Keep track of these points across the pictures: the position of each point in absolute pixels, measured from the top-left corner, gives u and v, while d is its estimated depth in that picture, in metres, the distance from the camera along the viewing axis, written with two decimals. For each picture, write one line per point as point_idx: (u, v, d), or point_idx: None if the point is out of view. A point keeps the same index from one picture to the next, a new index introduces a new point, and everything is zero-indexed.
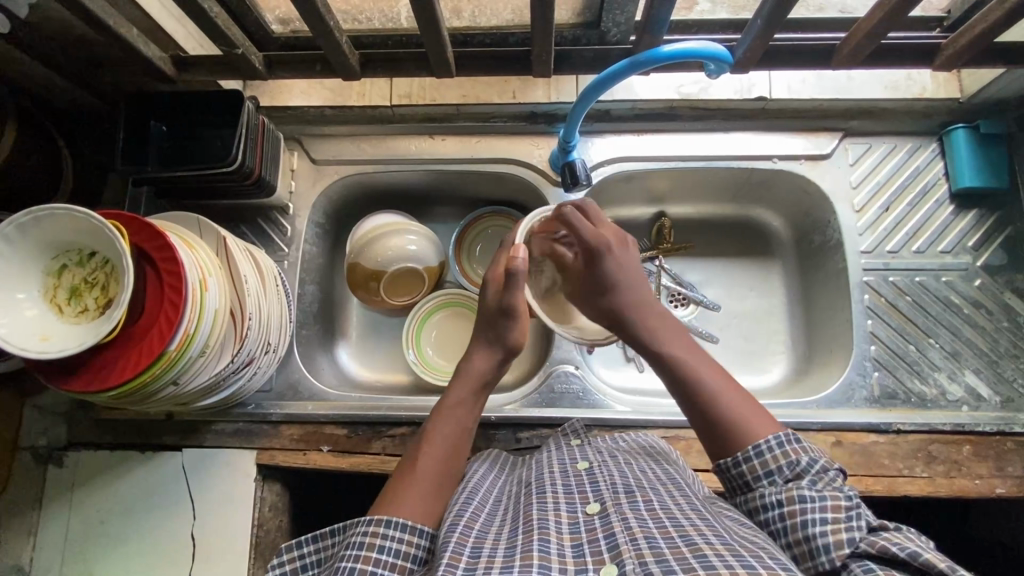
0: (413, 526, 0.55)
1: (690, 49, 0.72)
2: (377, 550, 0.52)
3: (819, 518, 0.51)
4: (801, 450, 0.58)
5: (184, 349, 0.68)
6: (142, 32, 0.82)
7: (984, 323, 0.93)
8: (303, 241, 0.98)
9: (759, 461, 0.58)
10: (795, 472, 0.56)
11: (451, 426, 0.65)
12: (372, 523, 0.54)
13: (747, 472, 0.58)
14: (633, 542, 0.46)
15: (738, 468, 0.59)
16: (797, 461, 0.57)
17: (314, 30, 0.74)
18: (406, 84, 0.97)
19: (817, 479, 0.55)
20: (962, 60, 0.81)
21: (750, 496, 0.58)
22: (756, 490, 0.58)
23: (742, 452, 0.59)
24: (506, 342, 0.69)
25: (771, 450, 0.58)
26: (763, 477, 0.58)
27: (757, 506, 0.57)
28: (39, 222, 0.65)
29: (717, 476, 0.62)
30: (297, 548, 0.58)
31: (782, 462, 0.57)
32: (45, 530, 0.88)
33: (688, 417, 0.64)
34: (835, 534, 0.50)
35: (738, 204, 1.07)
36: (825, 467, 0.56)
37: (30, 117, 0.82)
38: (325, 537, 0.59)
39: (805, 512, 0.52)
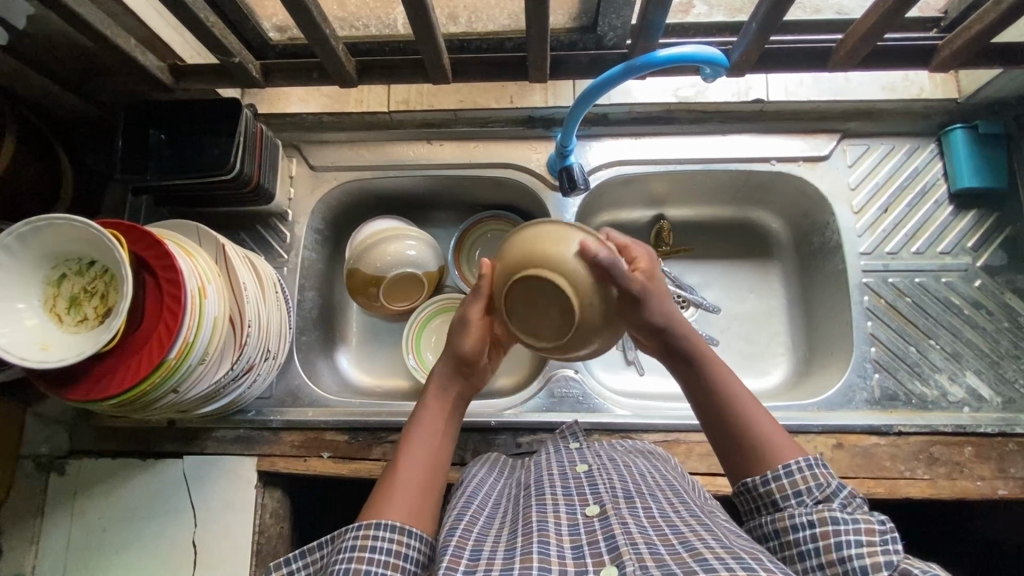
0: (403, 527, 0.54)
1: (686, 53, 0.72)
2: (369, 551, 0.52)
3: (854, 540, 0.50)
4: (830, 475, 0.57)
5: (184, 357, 0.68)
6: (141, 42, 0.83)
7: (984, 323, 0.92)
8: (302, 247, 0.98)
9: (788, 481, 0.57)
10: (824, 494, 0.56)
11: (430, 426, 0.64)
12: (362, 527, 0.53)
13: (775, 491, 0.58)
14: (633, 546, 0.46)
15: (766, 486, 0.58)
16: (828, 483, 0.56)
17: (311, 38, 0.75)
18: (404, 90, 0.97)
19: (846, 504, 0.55)
20: (958, 61, 0.81)
21: (778, 516, 0.57)
22: (784, 509, 0.56)
23: (772, 471, 0.59)
24: (457, 352, 0.65)
25: (800, 471, 0.57)
26: (791, 498, 0.57)
27: (785, 526, 0.56)
28: (39, 232, 0.66)
29: (738, 496, 0.61)
30: (286, 565, 0.58)
31: (811, 483, 0.57)
32: (48, 537, 0.88)
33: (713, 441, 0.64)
34: (871, 556, 0.49)
35: (737, 206, 1.06)
36: (853, 494, 0.56)
37: (31, 126, 0.83)
38: (314, 551, 0.59)
39: (840, 534, 0.51)
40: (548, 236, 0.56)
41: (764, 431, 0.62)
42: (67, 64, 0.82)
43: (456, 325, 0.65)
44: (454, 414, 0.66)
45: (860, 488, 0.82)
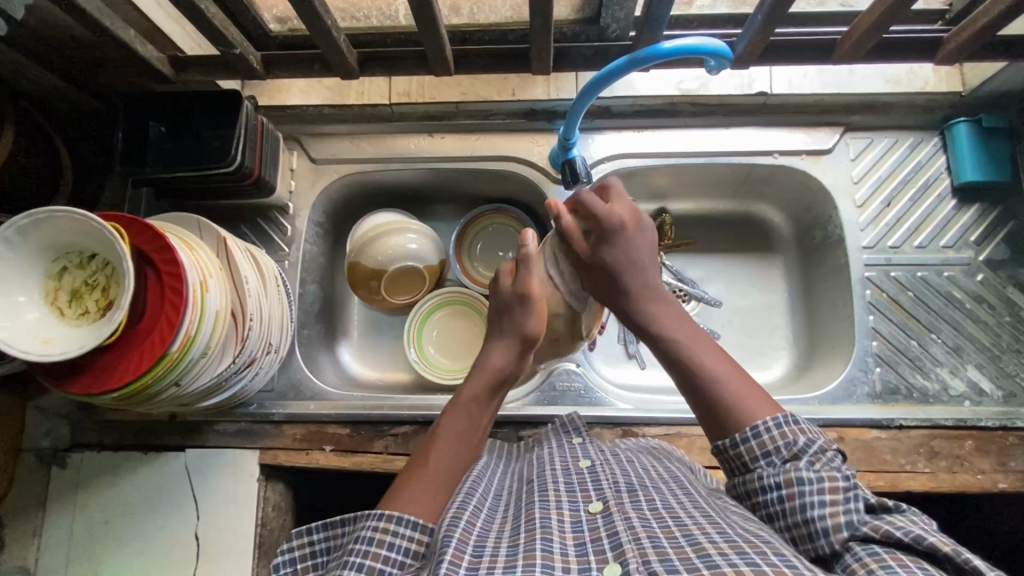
0: (424, 525, 0.54)
1: (691, 45, 0.71)
2: (386, 548, 0.52)
3: (817, 499, 0.51)
4: (799, 432, 0.57)
5: (185, 350, 0.68)
6: (140, 33, 0.82)
7: (986, 317, 0.92)
8: (303, 240, 0.98)
9: (756, 443, 0.57)
10: (793, 452, 0.56)
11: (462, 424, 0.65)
12: (383, 518, 0.54)
13: (745, 454, 0.58)
14: (636, 541, 0.46)
15: (737, 448, 0.58)
16: (795, 441, 0.56)
17: (312, 29, 0.74)
18: (405, 82, 0.97)
19: (814, 460, 0.55)
20: (963, 54, 0.80)
21: (749, 477, 0.57)
22: (754, 471, 0.57)
23: (740, 434, 0.58)
24: (521, 330, 0.69)
25: (769, 431, 0.57)
26: (760, 458, 0.57)
27: (755, 487, 0.57)
28: (37, 225, 0.65)
29: (719, 456, 0.61)
30: (307, 536, 0.59)
31: (779, 442, 0.56)
32: (50, 531, 0.88)
33: (698, 414, 0.63)
34: (833, 517, 0.50)
35: (739, 200, 1.06)
36: (823, 447, 0.55)
37: (29, 119, 0.82)
38: (335, 526, 0.59)
39: (804, 494, 0.52)
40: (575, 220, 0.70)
41: (735, 387, 0.61)
42: (63, 57, 0.81)
43: (516, 302, 0.69)
44: (491, 409, 0.68)
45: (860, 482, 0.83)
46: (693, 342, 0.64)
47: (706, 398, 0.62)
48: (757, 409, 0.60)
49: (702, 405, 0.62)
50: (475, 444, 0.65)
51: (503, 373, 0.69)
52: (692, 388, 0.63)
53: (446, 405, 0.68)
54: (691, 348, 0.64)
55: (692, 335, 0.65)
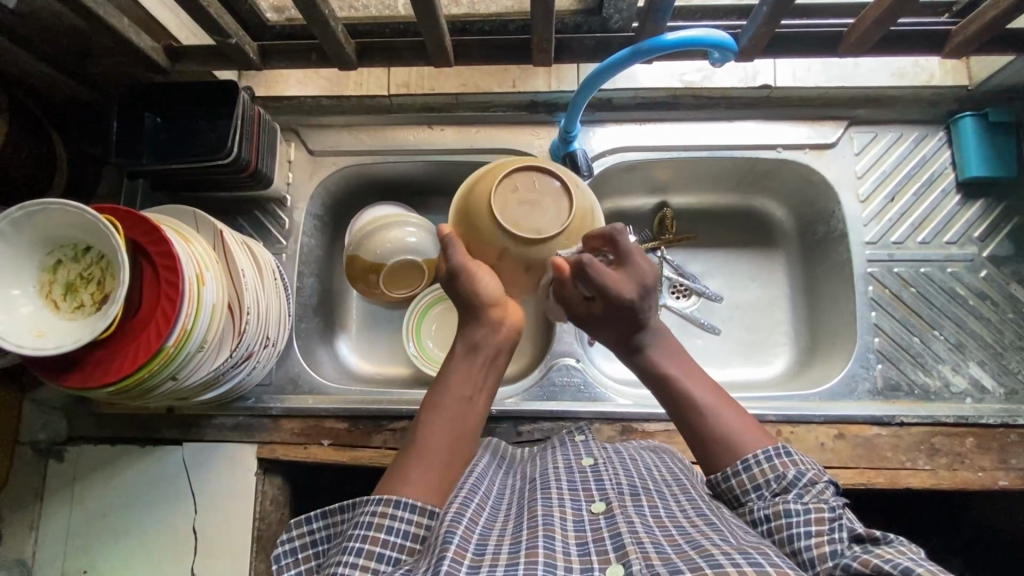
0: (422, 507, 0.53)
1: (694, 37, 0.70)
2: (385, 531, 0.51)
3: (804, 531, 0.51)
4: (790, 464, 0.58)
5: (182, 344, 0.67)
6: (135, 22, 0.81)
7: (989, 314, 0.92)
8: (301, 233, 0.97)
9: (748, 475, 0.58)
10: (782, 486, 0.57)
11: (457, 392, 0.63)
12: (381, 503, 0.52)
13: (736, 487, 0.59)
14: (639, 544, 0.46)
15: (727, 482, 0.59)
16: (785, 474, 0.57)
17: (310, 19, 0.73)
18: (404, 72, 0.96)
19: (804, 492, 0.55)
20: (971, 46, 0.79)
21: (741, 512, 0.58)
22: (747, 504, 0.58)
23: (731, 468, 0.60)
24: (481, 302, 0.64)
25: (758, 464, 0.58)
26: (751, 491, 0.58)
27: (748, 521, 0.57)
28: (32, 217, 0.64)
29: (712, 490, 0.62)
30: (306, 523, 0.58)
31: (769, 475, 0.58)
32: (48, 524, 0.88)
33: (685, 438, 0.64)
34: (818, 547, 0.50)
35: (742, 194, 1.05)
36: (813, 480, 0.56)
37: (23, 109, 0.81)
38: (334, 513, 0.58)
39: (791, 525, 0.52)
40: (497, 168, 0.60)
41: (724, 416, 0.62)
42: (57, 46, 0.80)
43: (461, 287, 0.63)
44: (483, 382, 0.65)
45: (861, 478, 0.82)
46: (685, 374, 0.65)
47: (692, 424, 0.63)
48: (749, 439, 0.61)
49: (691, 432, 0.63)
50: (471, 410, 0.63)
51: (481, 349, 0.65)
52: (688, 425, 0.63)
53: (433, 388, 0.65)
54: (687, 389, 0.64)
55: (688, 372, 0.65)
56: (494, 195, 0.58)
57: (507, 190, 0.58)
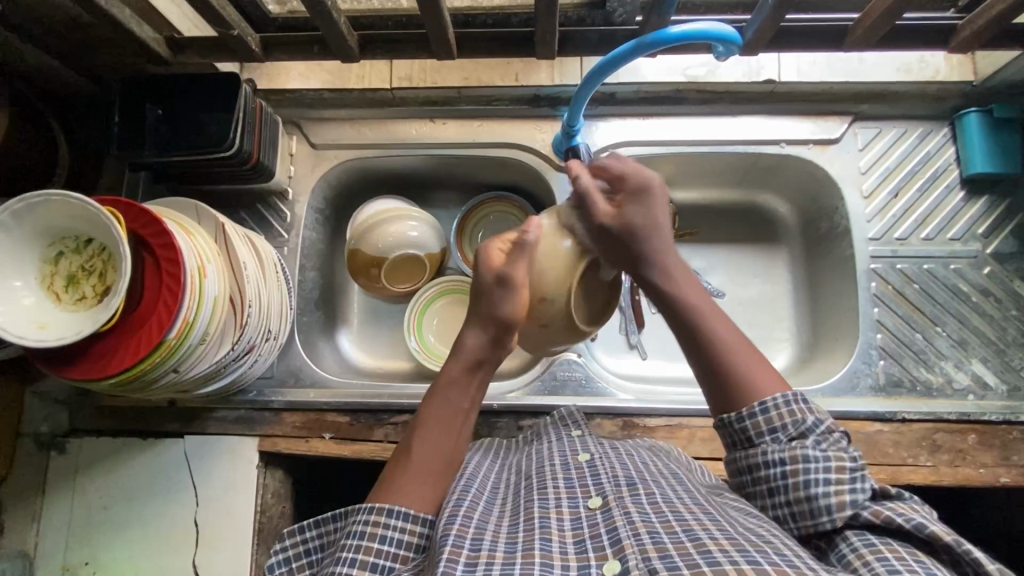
0: (415, 515, 0.54)
1: (698, 31, 0.69)
2: (378, 539, 0.52)
3: (822, 478, 0.52)
4: (807, 411, 0.57)
5: (184, 337, 0.67)
6: (138, 14, 0.81)
7: (992, 311, 0.92)
8: (303, 227, 0.97)
9: (764, 418, 0.57)
10: (799, 431, 0.56)
11: (451, 406, 0.62)
12: (375, 510, 0.54)
13: (750, 429, 0.58)
14: (636, 535, 0.46)
15: (742, 423, 0.58)
16: (803, 420, 0.56)
17: (312, 11, 0.73)
18: (406, 66, 0.95)
19: (822, 439, 0.55)
20: (977, 41, 0.79)
21: (751, 452, 0.57)
22: (758, 446, 0.57)
23: (748, 408, 0.58)
24: (500, 313, 0.62)
25: (777, 408, 0.57)
26: (766, 434, 0.57)
27: (757, 463, 0.57)
28: (33, 209, 0.64)
29: (722, 431, 0.60)
30: (300, 533, 0.59)
31: (786, 420, 0.56)
32: (49, 516, 0.88)
33: (704, 385, 0.62)
34: (838, 495, 0.51)
35: (744, 189, 1.05)
36: (830, 428, 0.56)
37: (24, 101, 0.81)
38: (326, 522, 0.59)
39: (809, 471, 0.53)
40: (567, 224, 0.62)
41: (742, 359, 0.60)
42: (59, 38, 0.80)
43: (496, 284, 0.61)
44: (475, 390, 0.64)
45: None
46: (708, 311, 0.62)
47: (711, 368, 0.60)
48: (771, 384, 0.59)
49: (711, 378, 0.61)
50: (463, 424, 0.62)
51: (482, 354, 0.63)
52: (705, 366, 0.61)
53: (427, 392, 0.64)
54: (705, 317, 0.61)
55: (708, 306, 0.62)
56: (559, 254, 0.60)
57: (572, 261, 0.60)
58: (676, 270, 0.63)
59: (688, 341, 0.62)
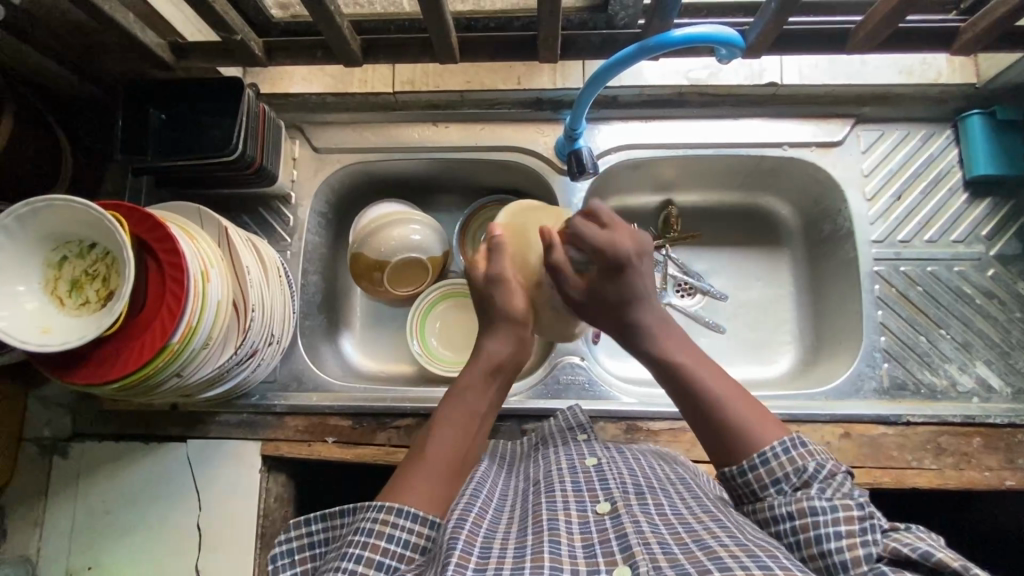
0: (425, 517, 0.54)
1: (702, 33, 0.70)
2: (385, 539, 0.52)
3: (833, 532, 0.51)
4: (807, 455, 0.57)
5: (187, 341, 0.67)
6: (141, 19, 0.81)
7: (996, 313, 0.91)
8: (305, 230, 0.97)
9: (765, 470, 0.58)
10: (803, 479, 0.56)
11: (466, 408, 0.64)
12: (384, 510, 0.53)
13: (754, 481, 0.58)
14: (646, 546, 0.46)
15: (744, 477, 0.59)
16: (805, 467, 0.56)
17: (316, 15, 0.73)
18: (409, 70, 0.95)
19: (826, 486, 0.55)
20: (980, 44, 0.78)
21: (759, 507, 0.57)
22: (765, 499, 0.57)
23: (748, 461, 0.59)
24: (502, 314, 0.66)
25: (777, 457, 0.57)
26: (770, 486, 0.57)
27: (768, 517, 0.56)
28: (37, 213, 0.64)
29: (724, 483, 0.61)
30: (305, 525, 0.59)
31: (789, 469, 0.57)
32: (52, 521, 0.88)
33: (704, 440, 0.63)
34: (851, 549, 0.49)
35: (746, 192, 1.05)
36: (833, 472, 0.56)
37: (28, 106, 0.81)
38: (333, 517, 0.59)
39: (818, 525, 0.52)
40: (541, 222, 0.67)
41: (740, 410, 0.61)
42: (63, 43, 0.80)
43: (490, 285, 0.67)
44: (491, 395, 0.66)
45: (868, 478, 0.82)
46: (699, 366, 0.64)
47: (709, 424, 0.62)
48: (767, 432, 0.60)
49: (710, 433, 0.62)
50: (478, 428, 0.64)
51: (502, 358, 0.66)
52: (703, 422, 0.62)
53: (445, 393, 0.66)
54: (698, 372, 0.63)
55: (698, 360, 0.65)
56: (530, 240, 0.67)
57: (540, 256, 0.66)
58: (665, 329, 0.66)
59: (677, 392, 0.64)
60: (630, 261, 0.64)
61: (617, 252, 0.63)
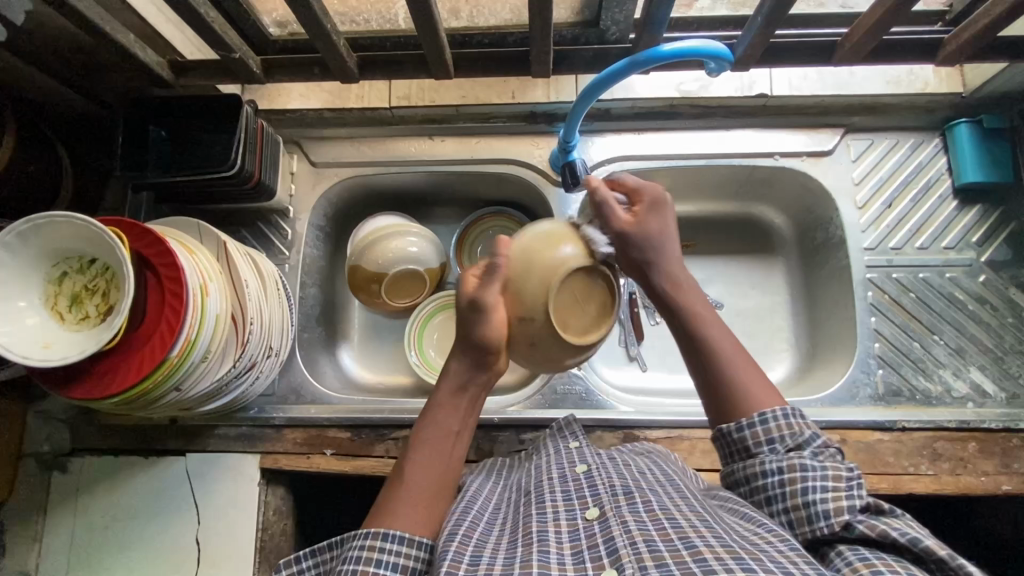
0: (411, 538, 0.54)
1: (689, 48, 0.71)
2: (375, 564, 0.52)
3: (819, 486, 0.53)
4: (805, 425, 0.58)
5: (186, 355, 0.68)
6: (141, 38, 0.83)
7: (988, 318, 0.92)
8: (303, 243, 0.98)
9: (763, 429, 0.58)
10: (796, 444, 0.57)
11: (443, 428, 0.63)
12: (370, 535, 0.53)
13: (748, 438, 0.59)
14: (632, 545, 0.47)
15: (740, 433, 0.59)
16: (800, 433, 0.58)
17: (312, 34, 0.74)
18: (405, 86, 0.97)
19: (818, 453, 0.57)
20: (964, 55, 0.80)
21: (749, 463, 0.58)
22: (755, 457, 0.58)
23: (746, 418, 0.59)
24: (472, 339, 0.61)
25: (775, 420, 0.58)
26: (764, 445, 0.58)
27: (756, 473, 0.57)
28: (38, 230, 0.65)
29: (719, 440, 0.61)
30: (296, 563, 0.59)
31: (784, 432, 0.58)
32: (51, 536, 0.88)
33: (698, 385, 0.64)
34: (835, 501, 0.51)
35: (739, 202, 1.06)
36: (825, 443, 0.57)
37: (30, 124, 0.82)
38: (324, 550, 0.59)
39: (807, 479, 0.53)
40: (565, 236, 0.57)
41: (741, 374, 0.62)
42: (64, 62, 0.81)
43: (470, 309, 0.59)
44: (465, 412, 0.65)
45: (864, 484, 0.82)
46: (712, 324, 0.64)
47: (708, 378, 0.63)
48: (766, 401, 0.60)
49: (705, 382, 0.63)
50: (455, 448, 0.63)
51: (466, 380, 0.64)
52: (701, 372, 0.63)
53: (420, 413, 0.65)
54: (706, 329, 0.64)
55: (711, 318, 0.64)
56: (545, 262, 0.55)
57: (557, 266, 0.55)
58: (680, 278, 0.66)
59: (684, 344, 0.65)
60: (664, 206, 0.65)
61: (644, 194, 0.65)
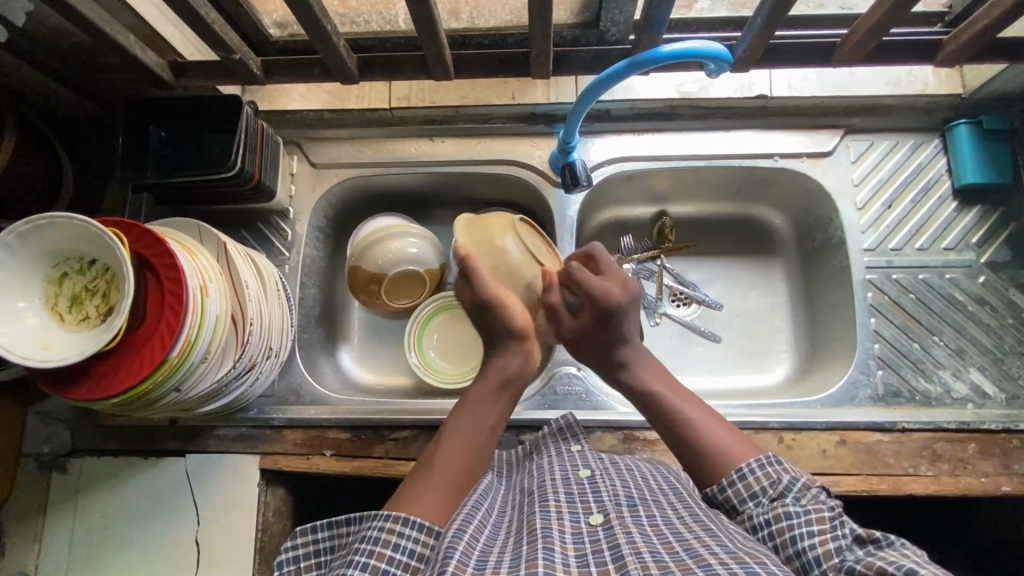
0: (430, 527, 0.54)
1: (691, 49, 0.71)
2: (391, 548, 0.51)
3: (805, 532, 0.52)
4: (783, 472, 0.59)
5: (186, 355, 0.68)
6: (141, 39, 0.83)
7: (988, 319, 0.92)
8: (303, 244, 0.98)
9: (743, 484, 0.59)
10: (778, 491, 0.58)
11: (478, 416, 0.66)
12: (390, 518, 0.54)
13: (732, 496, 0.60)
14: (638, 554, 0.46)
15: (724, 493, 0.60)
16: (779, 480, 0.58)
17: (312, 35, 0.75)
18: (405, 86, 0.97)
19: (801, 496, 0.56)
20: (963, 56, 0.80)
21: (739, 520, 0.58)
22: (743, 512, 0.58)
23: (727, 478, 0.60)
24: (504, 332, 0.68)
25: (753, 473, 0.59)
26: (749, 500, 0.58)
27: (747, 527, 0.57)
28: (38, 231, 0.65)
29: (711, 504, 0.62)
30: (312, 532, 0.59)
31: (764, 483, 0.58)
32: (50, 537, 0.88)
33: (679, 457, 0.66)
34: (822, 545, 0.51)
35: (738, 203, 1.06)
36: (808, 484, 0.57)
37: (30, 125, 0.82)
38: (339, 525, 0.60)
39: (792, 527, 0.53)
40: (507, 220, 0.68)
41: (712, 433, 0.64)
42: (64, 63, 0.82)
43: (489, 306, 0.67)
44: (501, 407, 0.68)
45: (864, 485, 0.82)
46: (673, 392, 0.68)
47: (687, 446, 0.64)
48: (739, 451, 0.63)
49: (684, 450, 0.65)
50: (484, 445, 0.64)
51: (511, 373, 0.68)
52: (677, 442, 0.65)
53: (455, 407, 0.68)
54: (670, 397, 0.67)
55: (671, 387, 0.69)
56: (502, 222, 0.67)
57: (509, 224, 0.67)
58: (638, 356, 0.71)
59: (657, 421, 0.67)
60: (624, 308, 0.68)
61: (607, 299, 0.67)
